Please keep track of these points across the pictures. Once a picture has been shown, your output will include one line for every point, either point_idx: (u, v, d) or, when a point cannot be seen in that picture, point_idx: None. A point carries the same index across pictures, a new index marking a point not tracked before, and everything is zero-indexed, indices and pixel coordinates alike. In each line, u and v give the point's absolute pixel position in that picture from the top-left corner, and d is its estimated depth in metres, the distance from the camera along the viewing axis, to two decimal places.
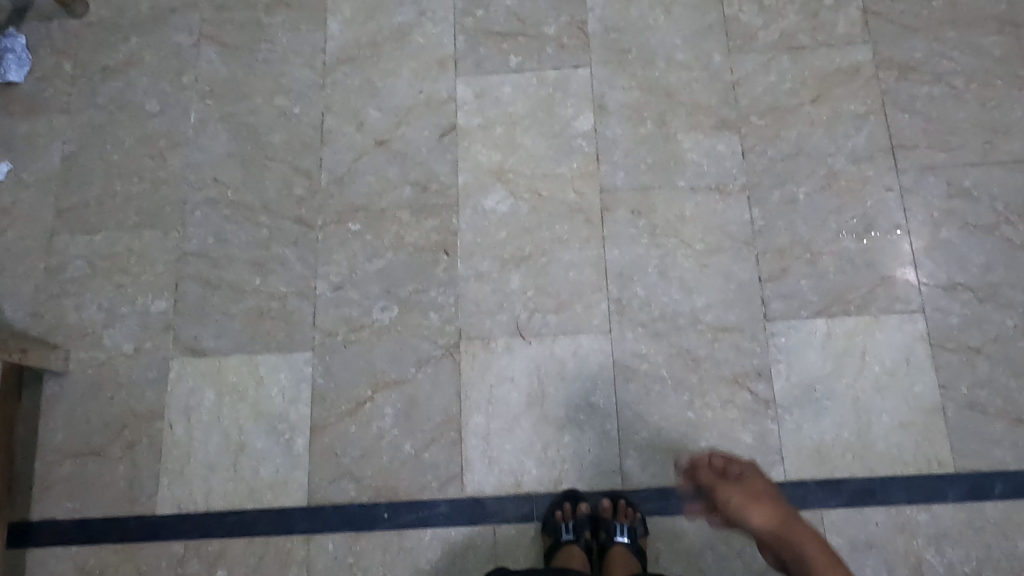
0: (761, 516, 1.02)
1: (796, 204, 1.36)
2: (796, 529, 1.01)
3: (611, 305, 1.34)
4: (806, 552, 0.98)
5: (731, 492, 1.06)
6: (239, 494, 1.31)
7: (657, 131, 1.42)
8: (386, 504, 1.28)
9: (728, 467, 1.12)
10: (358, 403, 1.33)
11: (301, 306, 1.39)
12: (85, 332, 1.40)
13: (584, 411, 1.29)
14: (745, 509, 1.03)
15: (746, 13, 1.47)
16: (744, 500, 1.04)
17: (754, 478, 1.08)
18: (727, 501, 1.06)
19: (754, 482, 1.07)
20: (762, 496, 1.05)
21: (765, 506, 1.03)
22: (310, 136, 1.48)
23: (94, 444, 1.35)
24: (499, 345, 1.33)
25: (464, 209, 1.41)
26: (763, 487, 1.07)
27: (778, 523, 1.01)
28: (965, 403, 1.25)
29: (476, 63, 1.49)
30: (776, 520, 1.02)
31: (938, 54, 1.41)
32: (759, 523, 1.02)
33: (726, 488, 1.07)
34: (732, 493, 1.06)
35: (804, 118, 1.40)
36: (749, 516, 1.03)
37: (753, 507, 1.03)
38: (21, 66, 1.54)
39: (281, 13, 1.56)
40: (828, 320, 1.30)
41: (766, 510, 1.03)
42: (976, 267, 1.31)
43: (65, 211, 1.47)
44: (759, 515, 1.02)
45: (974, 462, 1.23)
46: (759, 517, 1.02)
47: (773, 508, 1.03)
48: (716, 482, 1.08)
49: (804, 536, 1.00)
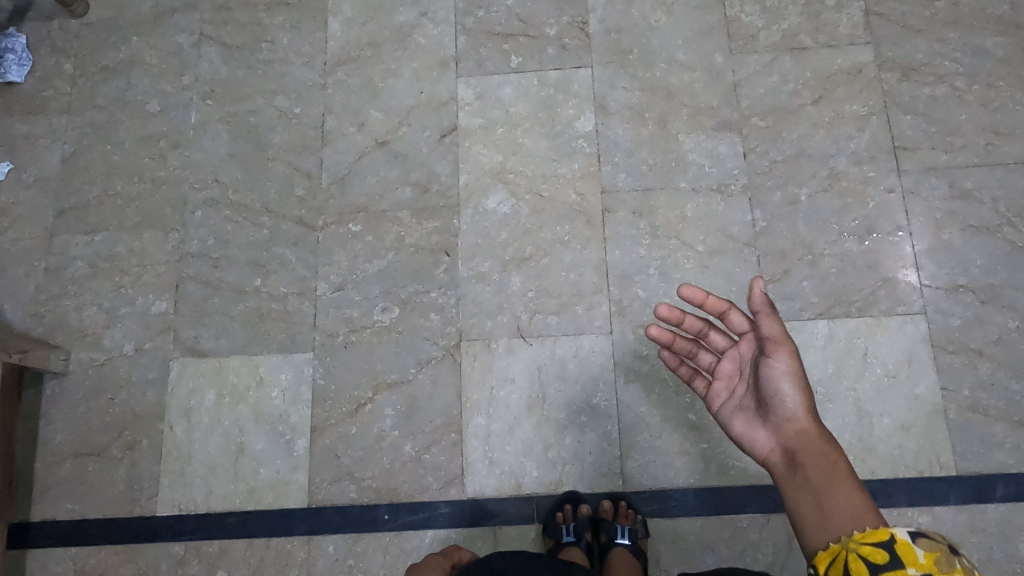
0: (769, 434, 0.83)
1: (798, 205, 1.36)
2: (809, 456, 0.79)
3: (612, 306, 1.34)
4: (836, 466, 0.77)
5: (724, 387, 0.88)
6: (239, 495, 1.31)
7: (659, 132, 1.42)
8: (387, 506, 1.28)
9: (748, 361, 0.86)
10: (359, 404, 1.33)
11: (302, 307, 1.39)
12: (86, 333, 1.40)
13: (585, 412, 1.29)
14: (790, 386, 0.81)
15: (748, 13, 1.47)
16: (797, 383, 0.81)
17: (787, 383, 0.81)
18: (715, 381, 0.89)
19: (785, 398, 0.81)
20: (796, 427, 0.81)
21: (810, 397, 0.82)
22: (311, 136, 1.48)
23: (94, 445, 1.35)
24: (500, 346, 1.33)
25: (465, 209, 1.41)
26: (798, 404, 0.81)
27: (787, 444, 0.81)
28: (967, 405, 1.25)
29: (477, 64, 1.49)
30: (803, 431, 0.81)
31: (940, 55, 1.41)
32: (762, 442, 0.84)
33: (788, 351, 0.81)
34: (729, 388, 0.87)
35: (806, 119, 1.40)
36: (753, 432, 0.84)
37: (799, 390, 0.81)
38: (22, 66, 1.54)
39: (282, 13, 1.56)
40: (830, 321, 1.30)
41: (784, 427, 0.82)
42: (978, 268, 1.30)
43: (66, 211, 1.47)
44: (803, 409, 0.81)
45: (976, 464, 1.22)
46: (799, 406, 0.81)
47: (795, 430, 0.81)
48: (785, 339, 0.81)
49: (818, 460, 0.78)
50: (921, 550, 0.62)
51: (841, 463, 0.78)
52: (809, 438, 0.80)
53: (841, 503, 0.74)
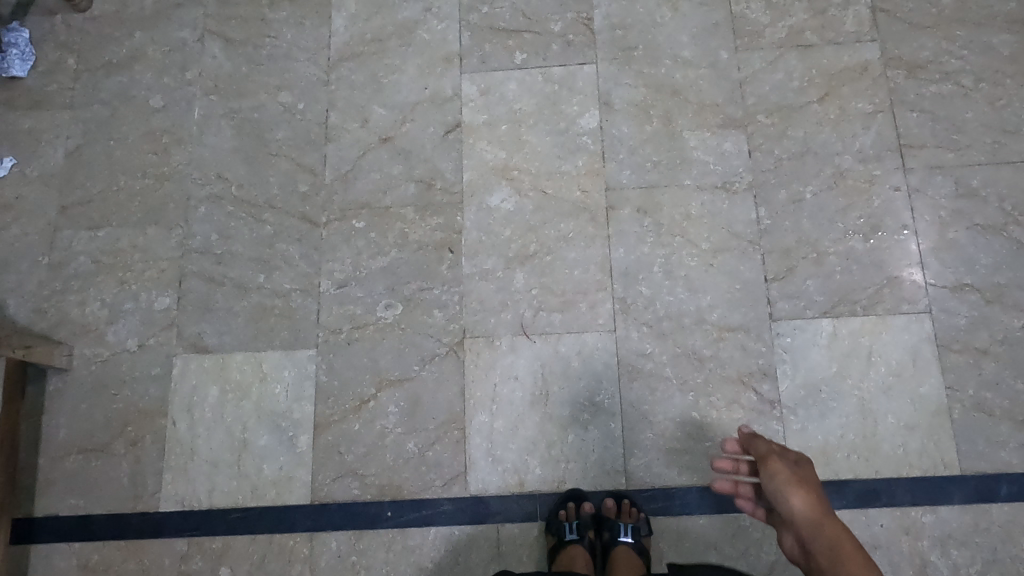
0: (790, 539, 0.96)
1: (803, 203, 1.35)
2: (818, 544, 0.90)
3: (616, 304, 1.33)
4: (840, 547, 0.87)
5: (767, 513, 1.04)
6: (243, 491, 1.31)
7: (663, 129, 1.41)
8: (390, 503, 1.28)
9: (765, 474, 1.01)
10: (362, 401, 1.33)
11: (305, 303, 1.38)
12: (89, 329, 1.40)
13: (588, 410, 1.29)
14: (787, 491, 0.95)
15: (754, 10, 1.46)
16: (789, 484, 0.95)
17: (784, 489, 0.95)
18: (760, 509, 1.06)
19: (788, 503, 0.94)
20: (807, 520, 0.92)
21: (812, 493, 0.94)
22: (315, 132, 1.47)
23: (98, 440, 1.35)
24: (503, 344, 1.33)
25: (469, 206, 1.40)
26: (804, 503, 0.94)
27: (801, 539, 0.93)
28: (972, 404, 1.24)
29: (482, 60, 1.48)
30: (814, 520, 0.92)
31: (947, 52, 1.40)
32: (789, 549, 0.96)
33: (774, 462, 0.98)
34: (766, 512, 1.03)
35: (811, 117, 1.40)
36: (783, 542, 0.97)
37: (797, 491, 0.94)
38: (25, 61, 1.54)
39: (286, 8, 1.55)
40: (834, 320, 1.30)
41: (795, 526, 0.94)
42: (984, 268, 1.30)
43: (69, 207, 1.47)
44: (802, 501, 0.93)
45: (980, 464, 1.22)
46: (800, 506, 0.93)
47: (806, 523, 0.92)
48: (772, 455, 1.00)
49: (825, 546, 0.89)
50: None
51: (848, 547, 0.88)
52: (817, 524, 0.91)
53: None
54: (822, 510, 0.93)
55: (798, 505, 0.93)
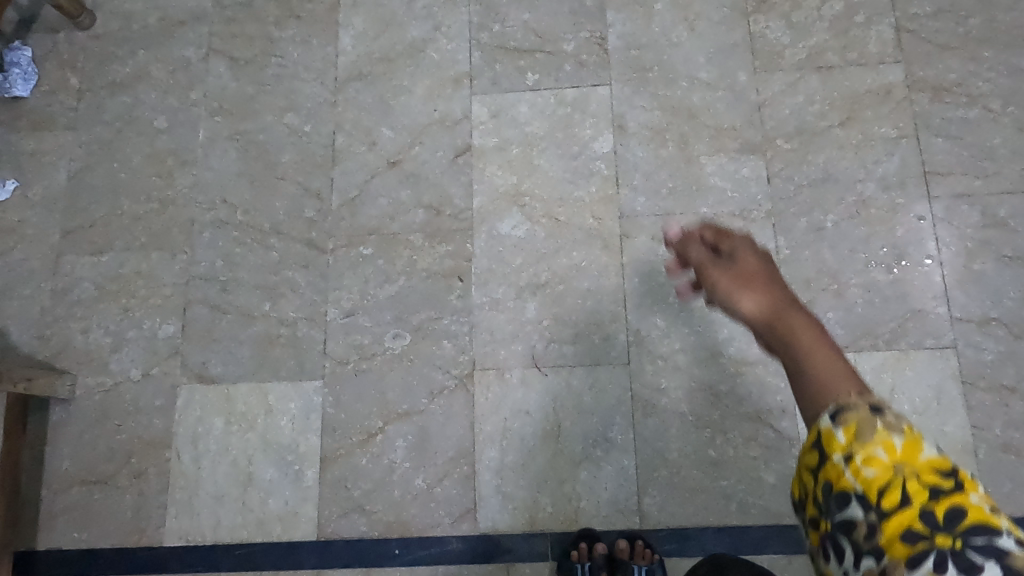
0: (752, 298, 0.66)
1: (824, 232, 1.31)
2: (790, 319, 0.61)
3: (631, 336, 1.29)
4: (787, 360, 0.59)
5: (715, 275, 0.73)
6: (248, 527, 1.28)
7: (679, 154, 1.37)
8: (398, 540, 1.25)
9: (720, 243, 0.78)
10: (369, 434, 1.30)
11: (311, 332, 1.35)
12: (92, 357, 1.38)
13: (601, 446, 1.25)
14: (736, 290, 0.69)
15: (773, 29, 1.41)
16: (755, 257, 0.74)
17: (744, 253, 0.74)
18: (705, 282, 0.74)
19: (745, 260, 0.73)
20: (758, 277, 0.70)
21: (766, 288, 0.67)
22: (321, 156, 1.44)
23: (101, 472, 1.33)
24: (514, 377, 1.29)
25: (480, 232, 1.37)
26: (761, 267, 0.71)
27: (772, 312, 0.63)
28: (998, 444, 1.20)
29: (492, 80, 1.44)
30: (744, 282, 0.69)
31: (974, 75, 1.35)
32: (749, 309, 0.65)
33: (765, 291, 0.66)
34: (719, 279, 0.72)
35: (832, 142, 1.35)
36: (738, 301, 0.67)
37: (745, 290, 0.67)
38: (28, 80, 1.50)
39: (292, 26, 1.51)
40: (856, 355, 1.26)
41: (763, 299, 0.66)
42: (1012, 301, 1.26)
43: (71, 231, 1.44)
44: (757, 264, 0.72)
45: (1007, 507, 1.18)
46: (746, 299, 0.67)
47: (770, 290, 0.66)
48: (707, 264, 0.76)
49: (802, 325, 0.60)
50: (895, 437, 0.51)
51: (799, 336, 0.59)
52: (746, 279, 0.70)
53: (812, 361, 0.56)
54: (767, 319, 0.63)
55: (747, 303, 0.66)
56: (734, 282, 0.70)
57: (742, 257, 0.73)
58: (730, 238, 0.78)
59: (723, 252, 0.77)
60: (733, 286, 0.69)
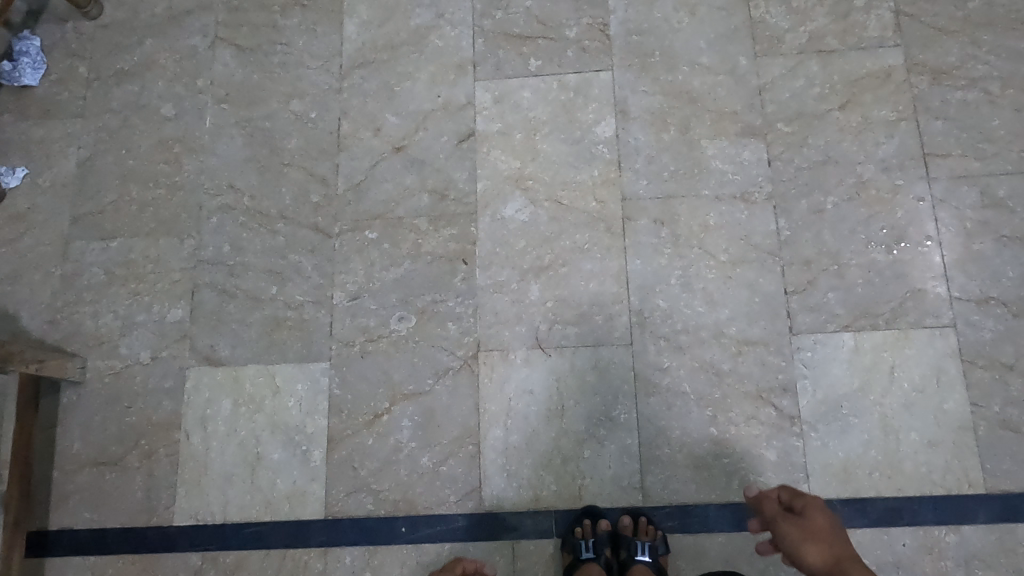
0: (817, 553, 0.90)
1: (824, 213, 1.33)
2: (850, 567, 0.86)
3: (633, 317, 1.31)
4: None
5: (787, 527, 0.95)
6: (256, 506, 1.30)
7: (680, 138, 1.39)
8: (404, 518, 1.27)
9: (794, 500, 1.00)
10: (376, 415, 1.32)
11: (318, 315, 1.37)
12: (101, 341, 1.40)
13: (604, 425, 1.27)
14: (801, 544, 0.92)
15: (774, 14, 1.43)
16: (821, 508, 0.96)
17: (815, 505, 0.96)
18: (779, 528, 0.97)
19: (814, 517, 0.95)
20: (823, 531, 0.92)
21: (824, 543, 0.91)
22: (327, 141, 1.46)
23: (112, 453, 1.35)
24: (518, 358, 1.31)
25: (484, 216, 1.38)
26: (827, 523, 0.94)
27: (833, 560, 0.88)
28: (997, 421, 1.22)
29: (496, 66, 1.46)
30: (810, 537, 0.92)
31: (972, 58, 1.37)
32: (814, 561, 0.90)
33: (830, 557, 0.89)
34: (793, 527, 0.95)
35: (833, 125, 1.36)
36: (806, 553, 0.91)
37: (808, 544, 0.91)
38: (36, 69, 1.53)
39: (298, 15, 1.53)
40: (856, 334, 1.27)
41: (823, 545, 0.91)
42: (1010, 280, 1.27)
43: (80, 217, 1.46)
44: (823, 516, 0.95)
45: (1006, 482, 1.19)
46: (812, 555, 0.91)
47: (826, 545, 0.90)
48: (777, 517, 0.98)
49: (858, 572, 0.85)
50: None
51: None
52: (810, 533, 0.93)
53: None
54: (834, 560, 0.88)
55: (813, 558, 0.90)
56: (801, 534, 0.93)
57: (812, 513, 0.96)
58: (801, 495, 1.00)
59: (796, 505, 0.99)
60: (801, 539, 0.92)
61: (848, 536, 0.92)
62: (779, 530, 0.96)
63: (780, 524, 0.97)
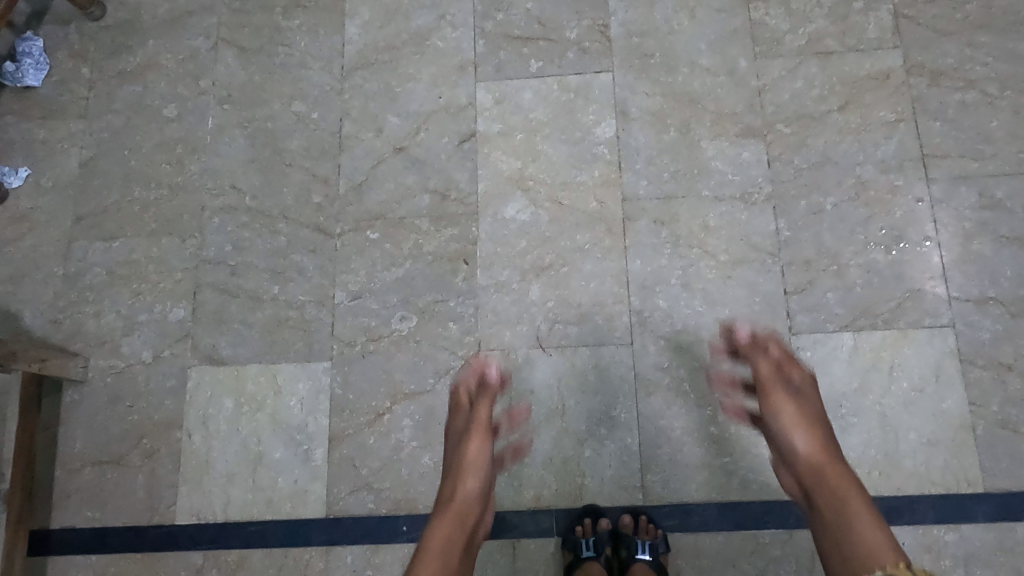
0: (808, 440, 0.96)
1: (823, 214, 1.33)
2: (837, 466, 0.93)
3: (634, 317, 1.32)
4: (839, 481, 0.90)
5: (781, 399, 1.02)
6: (258, 505, 1.31)
7: (680, 139, 1.39)
8: (405, 517, 1.28)
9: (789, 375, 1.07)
10: (377, 414, 1.32)
11: (320, 315, 1.38)
12: (103, 340, 1.40)
13: (604, 424, 1.28)
14: (791, 429, 0.98)
15: (773, 16, 1.44)
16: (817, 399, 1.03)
17: (813, 396, 1.04)
18: (768, 397, 1.04)
19: (810, 406, 1.01)
20: (814, 419, 0.99)
21: (816, 433, 0.98)
22: (329, 142, 1.46)
23: (114, 452, 1.35)
24: (519, 357, 1.32)
25: (484, 216, 1.39)
26: (820, 416, 1.01)
27: (821, 448, 0.96)
28: (996, 420, 1.22)
29: (497, 68, 1.46)
30: (802, 425, 0.98)
31: (971, 59, 1.37)
32: (801, 448, 0.96)
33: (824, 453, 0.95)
34: (788, 407, 1.01)
35: (832, 126, 1.37)
36: (791, 439, 0.98)
37: (801, 430, 0.98)
38: (39, 70, 1.53)
39: (300, 16, 1.54)
40: (855, 334, 1.28)
41: (815, 436, 0.97)
42: (1009, 280, 1.27)
43: (83, 218, 1.47)
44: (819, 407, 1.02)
45: (1005, 482, 1.20)
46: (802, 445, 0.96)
47: (819, 436, 0.97)
48: (772, 383, 1.05)
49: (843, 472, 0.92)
50: None
51: (847, 480, 0.90)
52: (806, 420, 0.99)
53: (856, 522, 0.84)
54: (824, 450, 0.95)
55: (801, 443, 0.97)
56: (796, 417, 0.99)
57: (807, 398, 1.03)
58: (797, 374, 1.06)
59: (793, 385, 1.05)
60: (793, 421, 0.99)
61: (832, 431, 1.00)
62: (773, 401, 1.02)
63: (773, 394, 1.03)
